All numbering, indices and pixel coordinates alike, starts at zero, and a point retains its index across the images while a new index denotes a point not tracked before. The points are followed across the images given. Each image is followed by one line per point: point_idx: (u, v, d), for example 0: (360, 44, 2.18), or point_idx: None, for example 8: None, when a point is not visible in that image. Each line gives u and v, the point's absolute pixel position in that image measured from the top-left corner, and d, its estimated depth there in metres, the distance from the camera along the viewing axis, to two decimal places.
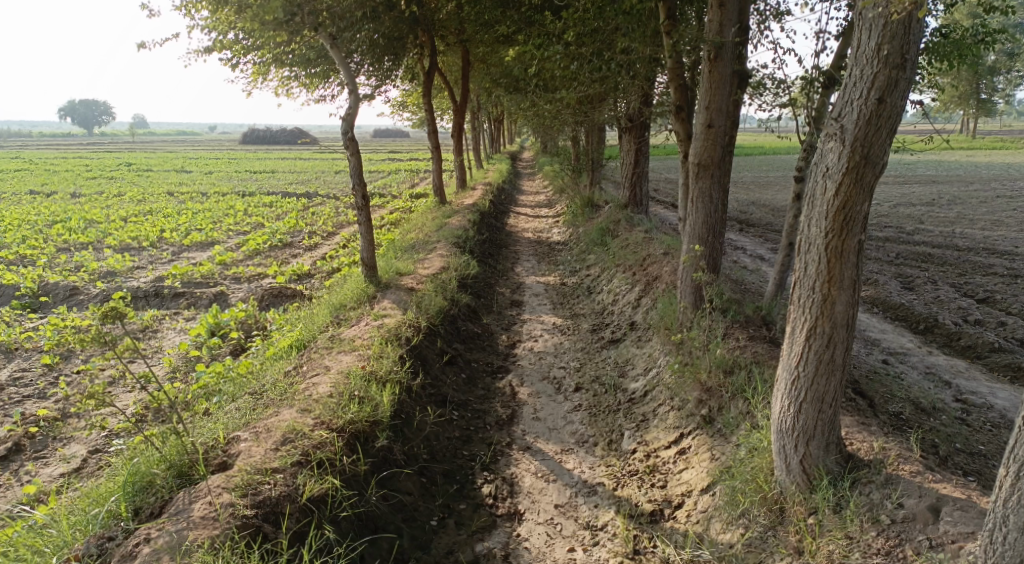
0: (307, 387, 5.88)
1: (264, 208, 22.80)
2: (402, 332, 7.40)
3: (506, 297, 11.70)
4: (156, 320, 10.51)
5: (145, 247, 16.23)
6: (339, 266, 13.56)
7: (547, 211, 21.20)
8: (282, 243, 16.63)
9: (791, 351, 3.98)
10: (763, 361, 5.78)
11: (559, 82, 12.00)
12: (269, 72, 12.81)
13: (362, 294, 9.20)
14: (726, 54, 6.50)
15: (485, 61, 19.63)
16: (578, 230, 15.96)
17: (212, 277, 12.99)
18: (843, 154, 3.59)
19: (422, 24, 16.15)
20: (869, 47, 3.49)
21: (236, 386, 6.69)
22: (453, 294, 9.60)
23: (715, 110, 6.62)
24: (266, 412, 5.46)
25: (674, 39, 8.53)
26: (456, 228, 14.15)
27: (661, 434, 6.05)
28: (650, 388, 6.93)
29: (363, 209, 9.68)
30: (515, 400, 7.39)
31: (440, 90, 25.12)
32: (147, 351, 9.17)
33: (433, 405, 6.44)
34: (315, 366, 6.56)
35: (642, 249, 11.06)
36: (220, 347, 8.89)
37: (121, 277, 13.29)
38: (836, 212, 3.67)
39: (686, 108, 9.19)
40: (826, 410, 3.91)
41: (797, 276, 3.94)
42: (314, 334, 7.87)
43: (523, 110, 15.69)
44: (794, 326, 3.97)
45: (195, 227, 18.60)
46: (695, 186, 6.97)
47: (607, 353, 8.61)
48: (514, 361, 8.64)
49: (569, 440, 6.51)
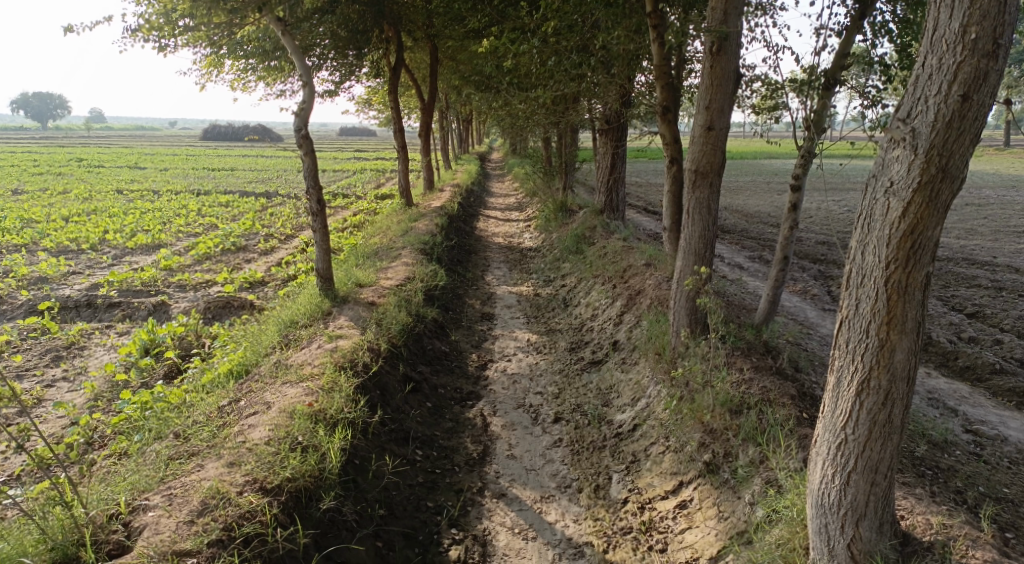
0: (240, 432, 4.94)
1: (220, 208, 21.51)
2: (359, 356, 6.45)
3: (476, 309, 10.85)
4: (85, 335, 9.33)
5: (83, 251, 14.90)
6: (295, 273, 12.52)
7: (517, 215, 20.41)
8: (235, 246, 15.47)
9: (836, 409, 3.32)
10: (774, 399, 5.05)
11: (534, 80, 11.17)
12: (222, 64, 11.78)
13: (316, 309, 8.22)
14: (731, 47, 5.75)
15: (454, 58, 18.83)
16: (551, 236, 15.19)
17: (154, 285, 11.82)
18: (915, 164, 2.95)
19: (388, 17, 15.20)
20: (950, 28, 2.85)
21: (161, 423, 5.73)
22: (418, 309, 8.71)
23: (716, 112, 5.91)
24: (186, 464, 4.52)
25: (663, 36, 7.83)
26: (423, 233, 13.24)
27: (656, 481, 5.29)
28: (640, 423, 6.16)
29: (319, 215, 8.68)
30: (487, 434, 6.54)
31: (408, 87, 24.13)
32: (67, 373, 7.97)
33: (393, 446, 5.57)
34: (255, 401, 5.61)
35: (622, 259, 10.30)
36: (154, 368, 7.85)
37: (53, 283, 12.01)
38: (900, 238, 3.02)
39: (673, 109, 8.46)
40: (879, 482, 3.27)
41: (845, 314, 3.27)
42: (259, 357, 6.91)
43: (494, 109, 14.89)
44: (839, 377, 3.31)
45: (142, 228, 17.27)
46: (692, 196, 6.19)
47: (588, 377, 7.82)
48: (486, 386, 7.77)
49: (549, 484, 5.69)
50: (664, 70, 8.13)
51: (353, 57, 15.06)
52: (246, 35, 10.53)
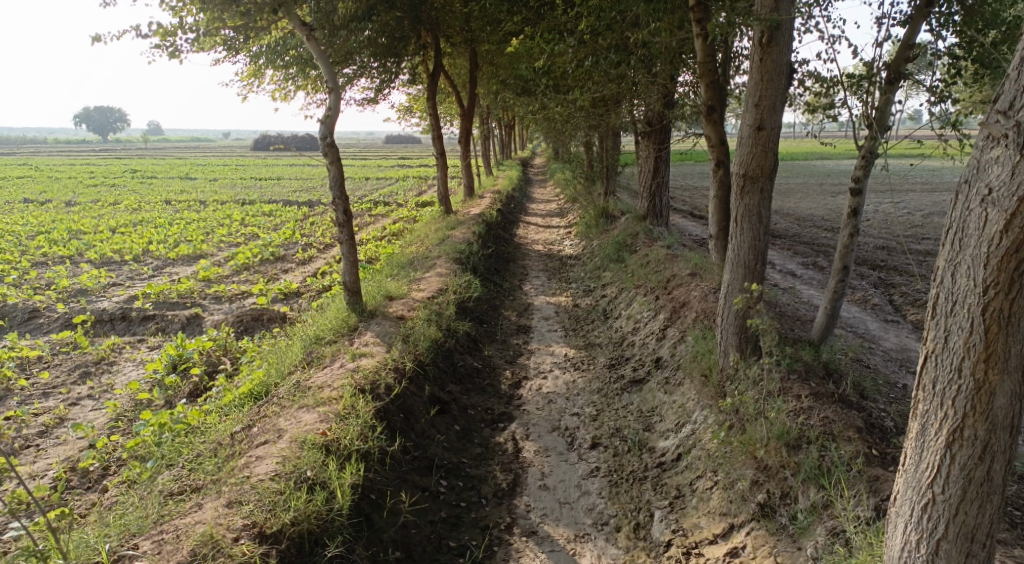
0: (245, 464, 4.67)
1: (262, 218, 21.65)
2: (381, 377, 6.06)
3: (512, 322, 10.41)
4: (115, 350, 9.24)
5: (125, 262, 15.04)
6: (330, 284, 12.29)
7: (558, 221, 19.95)
8: (273, 256, 15.42)
9: (921, 461, 2.74)
10: (838, 434, 4.44)
11: (572, 82, 10.68)
12: (261, 75, 11.70)
13: (343, 325, 7.89)
14: (783, 38, 5.18)
15: (493, 62, 18.49)
16: (592, 243, 14.66)
17: (189, 297, 11.74)
18: (1022, 167, 2.37)
19: (426, 23, 14.93)
20: None
21: (173, 449, 5.46)
22: (449, 323, 8.31)
23: (767, 109, 5.33)
24: (183, 503, 4.35)
25: (707, 30, 7.28)
26: (459, 242, 12.87)
27: (702, 522, 4.75)
28: (684, 453, 5.61)
29: (345, 226, 8.35)
30: (518, 461, 6.07)
31: (448, 94, 23.95)
32: (92, 391, 7.84)
33: (414, 477, 5.17)
34: (267, 428, 5.29)
35: (665, 268, 9.71)
36: (178, 386, 7.64)
37: (92, 296, 12.06)
38: (1001, 257, 2.44)
39: (719, 109, 7.88)
40: (976, 553, 2.69)
41: (931, 348, 2.70)
42: (280, 377, 6.58)
43: (533, 113, 14.46)
44: (924, 424, 2.73)
45: (185, 239, 17.39)
46: (740, 204, 5.62)
47: (628, 397, 7.27)
48: (519, 406, 7.30)
49: (584, 521, 5.19)
50: (708, 68, 7.57)
51: (390, 65, 14.88)
52: (280, 44, 10.36)
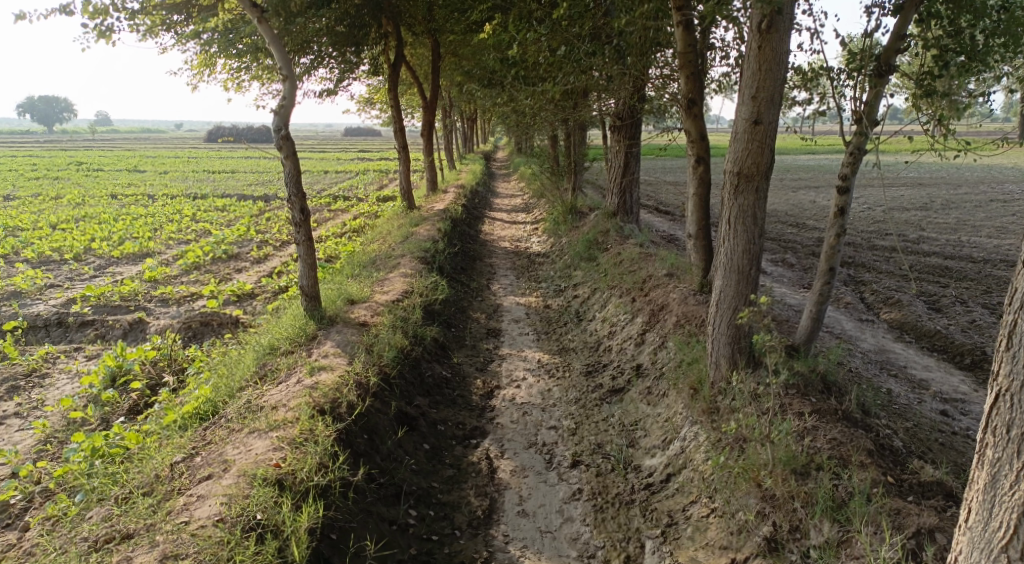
0: (185, 506, 4.11)
1: (215, 213, 20.61)
2: (343, 394, 5.47)
3: (481, 325, 9.89)
4: (49, 360, 8.42)
5: (65, 261, 14.00)
6: (286, 284, 11.56)
7: (525, 217, 19.44)
8: (226, 254, 14.54)
9: (993, 518, 2.35)
10: (850, 459, 4.11)
11: (542, 73, 10.19)
12: (211, 63, 10.92)
13: (300, 333, 7.24)
14: (784, 24, 4.76)
15: (458, 53, 17.87)
16: (561, 241, 14.21)
17: (133, 300, 10.88)
18: None
19: (389, 11, 14.24)
20: None
21: (104, 482, 4.80)
22: (415, 329, 7.73)
23: (765, 102, 4.91)
24: (111, 556, 3.79)
25: (689, 18, 6.86)
26: (423, 240, 12.26)
27: (700, 556, 4.33)
28: (674, 474, 5.20)
29: (302, 226, 7.68)
30: (494, 484, 5.57)
31: (410, 85, 23.19)
32: (20, 409, 7.06)
33: (380, 509, 4.65)
34: (212, 458, 4.69)
35: (640, 268, 9.29)
36: (116, 402, 6.92)
37: (26, 299, 11.09)
38: None
39: (699, 101, 7.47)
40: None
41: (1006, 385, 2.33)
42: (229, 394, 5.94)
43: (500, 105, 13.90)
44: (996, 472, 2.36)
45: (130, 236, 16.34)
46: (733, 204, 5.21)
47: (608, 409, 6.82)
48: (493, 420, 6.79)
49: (569, 553, 4.74)
50: (689, 58, 7.13)
51: (351, 55, 14.13)
52: (232, 30, 9.62)
